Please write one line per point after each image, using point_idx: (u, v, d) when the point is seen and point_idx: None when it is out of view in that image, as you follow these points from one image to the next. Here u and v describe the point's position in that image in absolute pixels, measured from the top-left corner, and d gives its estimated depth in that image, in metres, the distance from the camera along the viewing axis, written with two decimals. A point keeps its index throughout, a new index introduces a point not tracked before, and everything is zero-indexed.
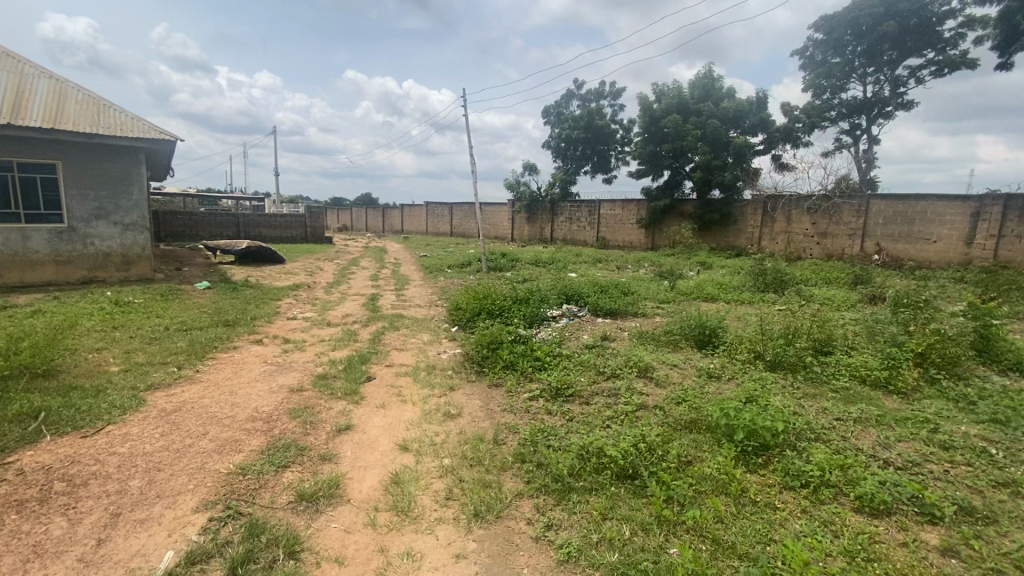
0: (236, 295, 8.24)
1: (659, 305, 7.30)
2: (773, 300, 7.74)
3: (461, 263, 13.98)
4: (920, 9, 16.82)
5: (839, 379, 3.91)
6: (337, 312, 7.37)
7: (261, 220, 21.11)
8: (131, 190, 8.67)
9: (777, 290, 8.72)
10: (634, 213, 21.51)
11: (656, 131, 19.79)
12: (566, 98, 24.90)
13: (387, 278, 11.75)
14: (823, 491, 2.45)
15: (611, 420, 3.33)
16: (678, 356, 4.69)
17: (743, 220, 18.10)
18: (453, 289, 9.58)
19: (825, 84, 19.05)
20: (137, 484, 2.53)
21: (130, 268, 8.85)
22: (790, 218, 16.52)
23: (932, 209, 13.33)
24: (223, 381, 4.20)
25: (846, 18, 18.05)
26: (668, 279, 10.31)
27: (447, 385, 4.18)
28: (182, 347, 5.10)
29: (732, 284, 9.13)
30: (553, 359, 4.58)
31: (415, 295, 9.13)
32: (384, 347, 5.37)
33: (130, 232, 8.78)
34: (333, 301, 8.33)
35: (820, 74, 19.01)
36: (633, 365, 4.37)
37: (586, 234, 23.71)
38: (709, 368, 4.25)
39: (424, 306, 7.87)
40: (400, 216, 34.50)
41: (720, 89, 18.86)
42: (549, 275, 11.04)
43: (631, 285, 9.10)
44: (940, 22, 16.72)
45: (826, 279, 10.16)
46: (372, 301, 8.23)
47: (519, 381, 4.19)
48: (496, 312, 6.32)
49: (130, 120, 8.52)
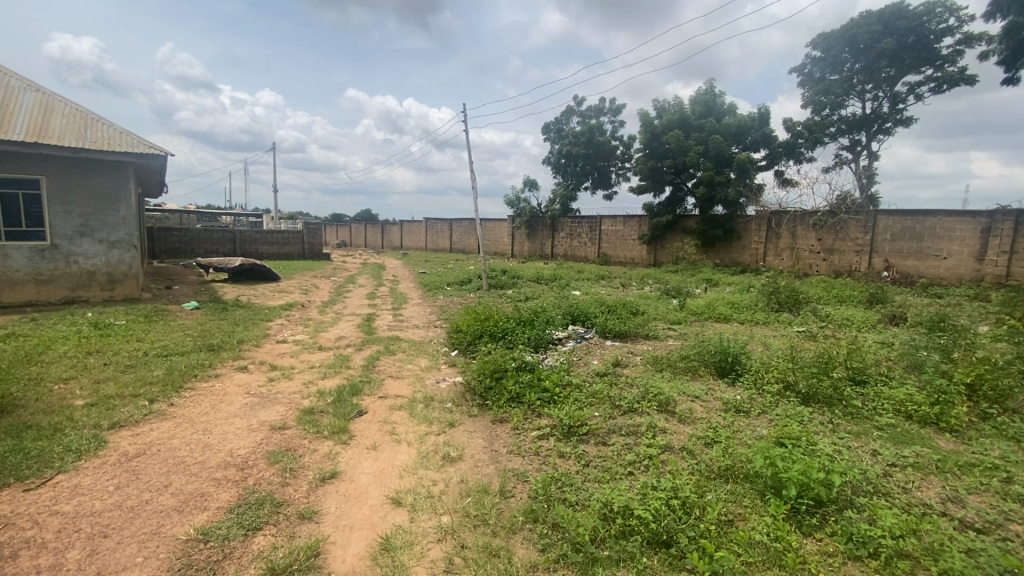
0: (225, 316, 7.85)
1: (670, 326, 6.91)
2: (790, 321, 7.35)
3: (461, 280, 13.61)
4: (919, 26, 16.80)
5: (883, 416, 3.53)
6: (329, 334, 6.96)
7: (258, 237, 20.81)
8: (118, 206, 8.31)
9: (792, 309, 8.34)
10: (635, 229, 21.25)
11: (658, 146, 19.63)
12: (566, 114, 24.84)
13: (384, 296, 11.37)
14: (897, 563, 2.05)
15: (635, 467, 2.94)
16: (699, 387, 4.31)
17: (746, 236, 17.84)
18: (453, 308, 9.21)
19: (824, 100, 18.83)
20: (76, 556, 2.13)
21: (116, 287, 8.44)
22: (795, 234, 16.26)
23: (940, 225, 13.06)
24: (198, 417, 3.79)
25: (846, 33, 18.08)
26: (676, 297, 9.95)
27: (446, 421, 3.77)
28: (158, 377, 4.66)
29: (744, 302, 8.76)
30: (563, 390, 4.17)
31: (413, 315, 8.74)
32: (378, 375, 4.96)
33: (117, 250, 8.38)
34: (327, 322, 7.93)
35: (818, 91, 18.94)
36: (652, 396, 3.99)
37: (587, 250, 23.44)
38: (737, 402, 3.86)
39: (423, 327, 7.48)
40: (399, 232, 34.31)
41: (722, 105, 18.74)
42: (552, 293, 10.66)
43: (639, 304, 8.74)
44: (938, 40, 16.71)
45: (839, 297, 9.82)
46: (368, 322, 7.84)
47: (526, 417, 3.78)
48: (499, 335, 5.92)
49: (119, 134, 8.22)
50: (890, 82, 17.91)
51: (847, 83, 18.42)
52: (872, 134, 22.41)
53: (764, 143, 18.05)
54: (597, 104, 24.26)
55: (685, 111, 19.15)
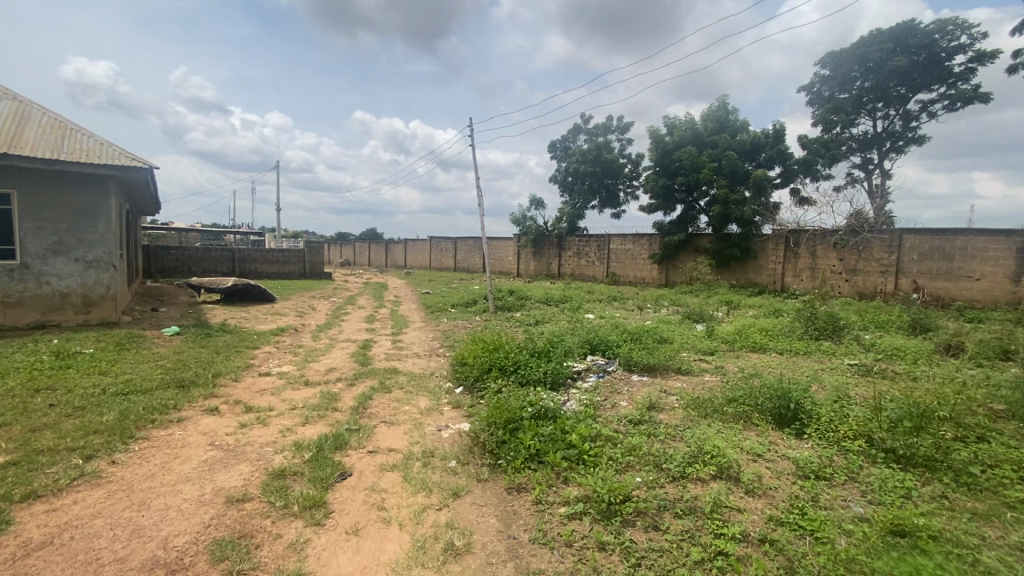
0: (208, 343, 7.14)
1: (703, 358, 6.13)
2: (834, 352, 6.56)
3: (466, 301, 12.88)
4: (931, 44, 16.34)
5: (1010, 489, 2.78)
6: (320, 366, 6.20)
7: (259, 255, 20.24)
8: (96, 222, 7.67)
9: (832, 337, 7.53)
10: (646, 248, 20.58)
11: (669, 163, 19.10)
12: (573, 132, 24.43)
13: (384, 319, 10.65)
14: None
15: (704, 570, 2.21)
16: (759, 442, 3.58)
17: (763, 255, 17.11)
18: (458, 334, 8.46)
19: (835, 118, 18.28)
20: None
21: (91, 311, 7.74)
22: (815, 254, 15.50)
23: (971, 245, 12.29)
24: (141, 482, 3.04)
25: (854, 52, 17.59)
26: (699, 322, 9.18)
27: (450, 489, 3.01)
28: (107, 424, 3.91)
29: (778, 328, 7.96)
30: (593, 446, 3.39)
31: (414, 341, 7.98)
32: (369, 420, 4.20)
33: (94, 269, 7.71)
34: (318, 350, 7.19)
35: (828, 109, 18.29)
36: (705, 455, 3.25)
37: (595, 269, 22.76)
38: (814, 466, 3.14)
39: (424, 357, 6.73)
40: (403, 251, 33.78)
41: (735, 122, 18.22)
42: (564, 317, 9.90)
43: (661, 329, 7.97)
44: (950, 57, 16.24)
45: (876, 323, 9.02)
46: (363, 350, 7.09)
47: (550, 485, 3.02)
48: (510, 369, 5.16)
49: (99, 145, 7.64)
50: (902, 101, 17.41)
51: (858, 102, 17.86)
52: (884, 152, 21.84)
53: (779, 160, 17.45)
54: (604, 121, 23.85)
55: (697, 127, 18.64)
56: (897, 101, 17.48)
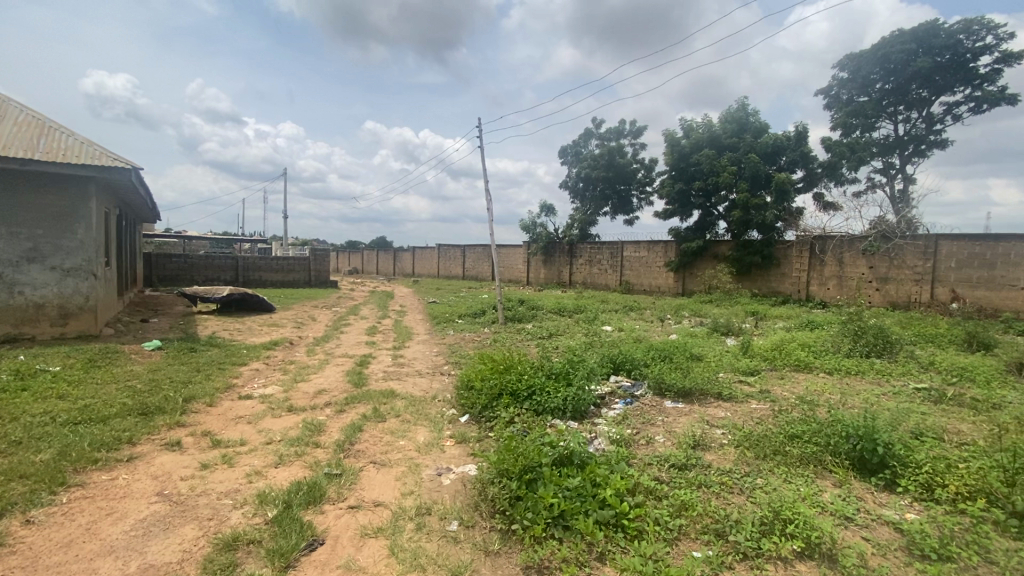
0: (191, 359, 6.50)
1: (744, 381, 5.37)
2: (891, 376, 5.75)
3: (475, 311, 12.19)
4: (955, 44, 15.52)
5: None
6: (308, 387, 5.50)
7: (263, 263, 19.67)
8: (76, 227, 7.09)
9: (884, 354, 6.71)
10: (661, 255, 19.80)
11: (686, 167, 18.37)
12: (585, 137, 23.80)
13: (387, 331, 9.97)
14: None
15: None
16: (844, 500, 2.84)
17: (787, 262, 16.21)
18: (465, 349, 7.75)
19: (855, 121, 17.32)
20: None
21: (68, 323, 7.12)
22: (843, 261, 14.61)
23: (1016, 251, 11.37)
24: (51, 556, 2.36)
25: (875, 54, 16.75)
26: (730, 337, 8.38)
27: (450, 569, 2.30)
28: (38, 466, 3.23)
29: (820, 344, 7.17)
30: (634, 505, 2.67)
31: (416, 357, 7.27)
32: (356, 460, 3.49)
33: (72, 278, 7.12)
34: (310, 368, 6.51)
35: (848, 112, 17.36)
36: (784, 521, 2.50)
37: (608, 277, 21.99)
38: (933, 539, 2.38)
39: (427, 375, 6.04)
40: (411, 259, 33.27)
41: (755, 123, 17.47)
42: (580, 329, 9.15)
43: (690, 344, 7.19)
44: (975, 58, 15.40)
45: (925, 336, 8.17)
46: (359, 368, 6.41)
47: (582, 566, 2.30)
48: (524, 395, 4.43)
49: (79, 144, 7.09)
50: (924, 104, 16.58)
51: (879, 105, 17.01)
52: (906, 157, 20.93)
53: (802, 163, 16.63)
54: (617, 126, 23.18)
55: (715, 129, 17.91)
56: (921, 104, 16.64)
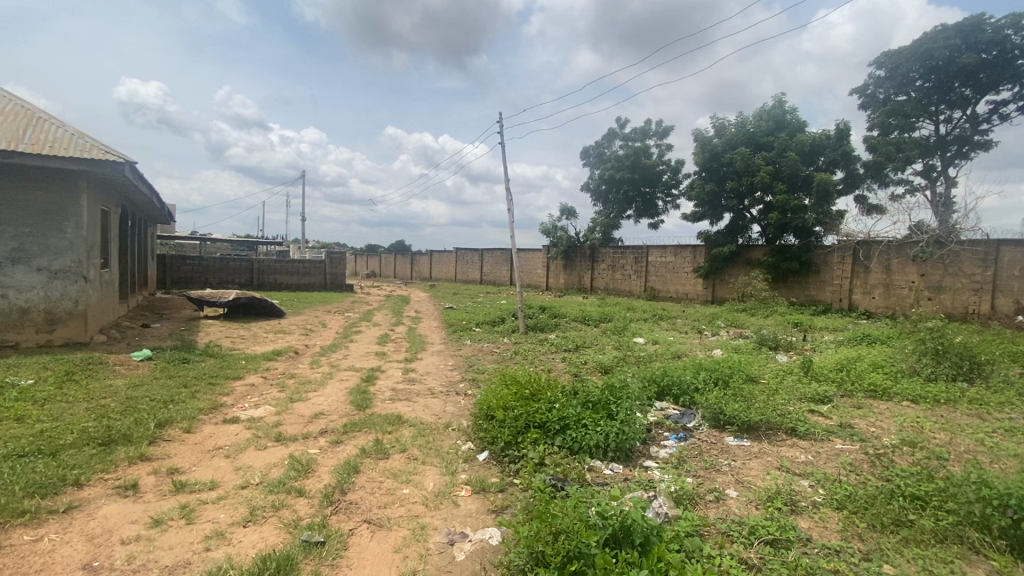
0: (182, 371, 5.88)
1: (815, 412, 4.52)
2: (990, 407, 4.79)
3: (493, 318, 11.42)
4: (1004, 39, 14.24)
5: None
6: (305, 409, 4.79)
7: (278, 265, 19.18)
8: (64, 225, 6.56)
9: (969, 378, 5.73)
10: (688, 260, 18.82)
11: (717, 168, 17.41)
12: (608, 137, 22.96)
13: (399, 340, 9.28)
14: None
15: None
16: None
17: (827, 269, 15.07)
18: (484, 363, 6.99)
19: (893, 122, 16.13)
20: None
21: (55, 330, 6.59)
22: (890, 268, 13.46)
23: None
24: None
25: (915, 50, 15.47)
26: (780, 354, 7.46)
27: None
28: None
29: (891, 365, 6.21)
30: None
31: (430, 371, 6.52)
32: (343, 519, 2.73)
33: (60, 281, 6.58)
34: (310, 383, 5.83)
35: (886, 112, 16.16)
36: None
37: (632, 283, 21.07)
38: None
39: (440, 396, 5.29)
40: (428, 262, 32.77)
41: (793, 121, 16.42)
42: (610, 341, 8.32)
43: (739, 362, 6.31)
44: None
45: (1011, 355, 7.10)
46: (364, 384, 5.70)
47: None
48: (556, 429, 3.66)
49: (68, 136, 6.57)
50: (967, 104, 15.38)
51: (919, 104, 15.78)
52: (949, 159, 19.54)
53: (843, 163, 15.53)
54: (643, 126, 22.28)
55: (750, 127, 16.90)
56: (964, 104, 15.41)
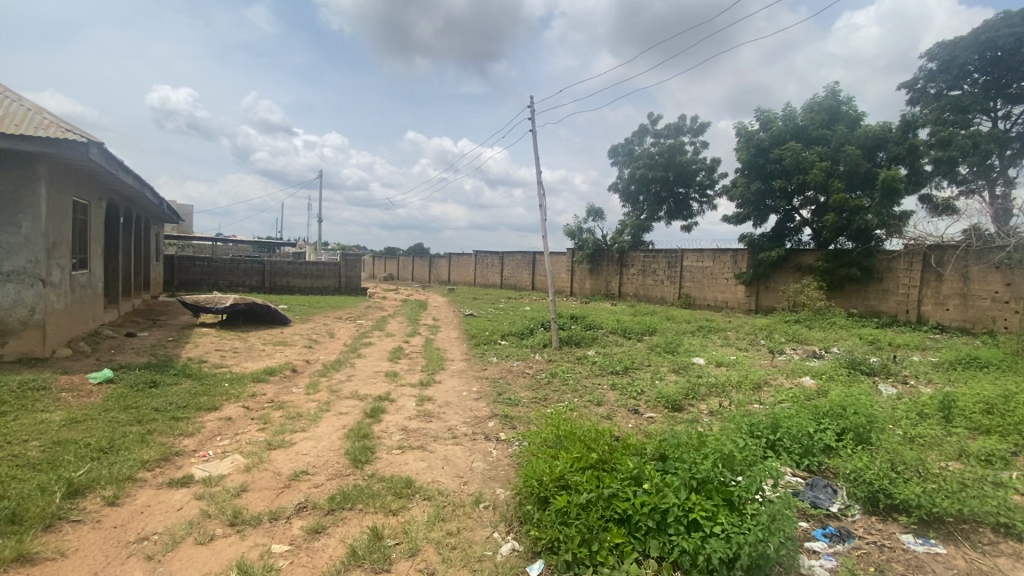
0: (145, 399, 4.72)
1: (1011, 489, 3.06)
2: None
3: (521, 330, 10.05)
4: None
5: None
6: (283, 463, 3.54)
7: (291, 267, 18.21)
8: (19, 218, 5.50)
9: None
10: (728, 266, 17.23)
11: (763, 164, 15.83)
12: (639, 134, 21.49)
13: (414, 355, 7.99)
14: None
15: None
16: None
17: (892, 277, 13.30)
18: (516, 391, 5.66)
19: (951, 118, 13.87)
20: None
21: (7, 343, 5.53)
22: (967, 276, 11.73)
23: None
24: None
25: (974, 39, 13.63)
26: (882, 384, 5.94)
27: None
28: None
29: None
30: None
31: (450, 402, 5.20)
32: None
33: (12, 285, 5.52)
34: (298, 418, 4.58)
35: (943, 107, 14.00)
36: None
37: (664, 289, 19.59)
38: None
39: (464, 444, 3.97)
40: (447, 266, 31.72)
41: (849, 113, 14.74)
42: (665, 362, 6.92)
43: (844, 396, 4.85)
44: None
45: None
46: (365, 422, 4.42)
47: None
48: (651, 531, 2.34)
49: (25, 113, 5.54)
50: None
51: (979, 99, 13.85)
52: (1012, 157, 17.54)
53: (908, 158, 13.72)
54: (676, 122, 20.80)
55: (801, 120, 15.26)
56: None
